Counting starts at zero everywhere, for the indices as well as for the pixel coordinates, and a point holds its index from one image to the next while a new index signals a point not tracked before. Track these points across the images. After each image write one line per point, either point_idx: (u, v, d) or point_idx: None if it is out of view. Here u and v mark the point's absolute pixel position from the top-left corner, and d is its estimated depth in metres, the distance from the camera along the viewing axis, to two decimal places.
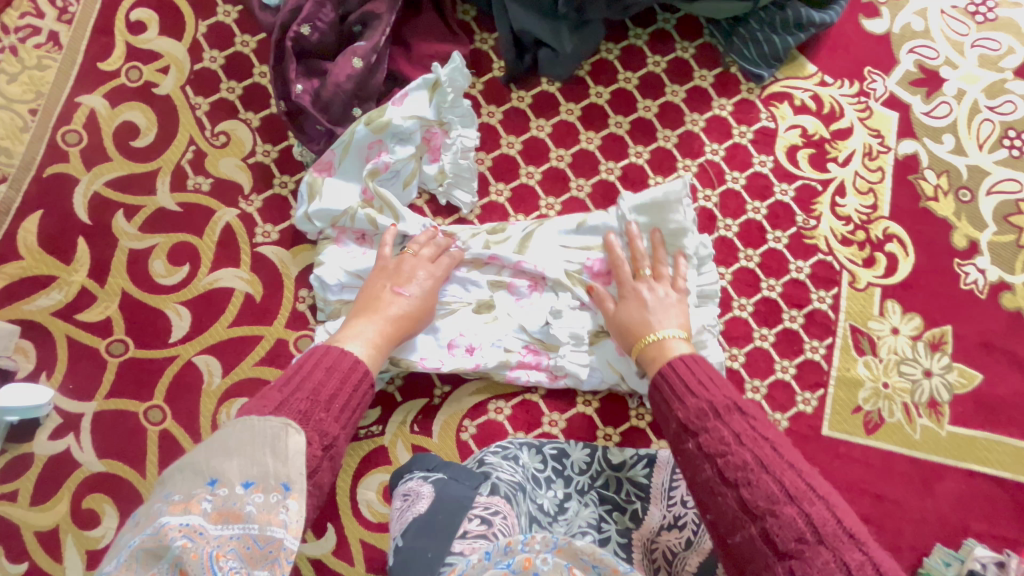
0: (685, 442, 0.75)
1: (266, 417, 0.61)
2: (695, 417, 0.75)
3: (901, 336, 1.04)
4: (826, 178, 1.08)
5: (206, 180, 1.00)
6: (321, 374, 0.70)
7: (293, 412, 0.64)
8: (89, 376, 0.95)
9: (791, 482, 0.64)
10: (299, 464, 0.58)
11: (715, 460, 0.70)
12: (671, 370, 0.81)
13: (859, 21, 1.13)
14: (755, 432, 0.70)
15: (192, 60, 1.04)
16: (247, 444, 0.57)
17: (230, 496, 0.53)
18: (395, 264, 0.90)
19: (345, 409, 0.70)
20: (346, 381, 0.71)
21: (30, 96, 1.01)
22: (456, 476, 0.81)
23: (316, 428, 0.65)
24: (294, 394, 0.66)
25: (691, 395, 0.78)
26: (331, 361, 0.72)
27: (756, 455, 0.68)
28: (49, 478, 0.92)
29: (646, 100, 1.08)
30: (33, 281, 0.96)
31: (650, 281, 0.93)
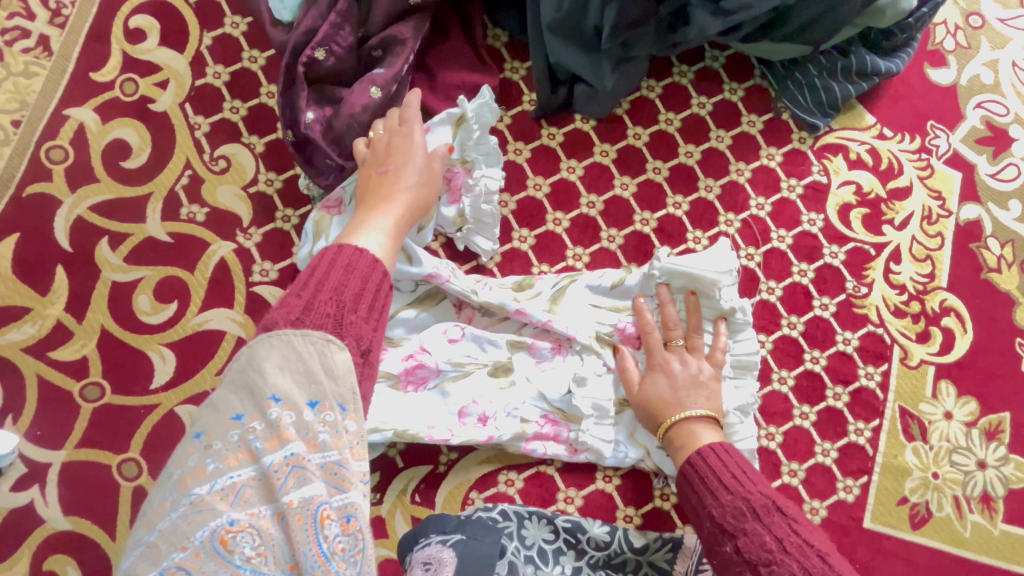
0: (722, 545, 0.70)
1: (304, 330, 0.55)
2: (732, 516, 0.70)
3: (954, 421, 0.95)
4: (880, 242, 0.99)
5: (201, 210, 0.91)
6: (341, 272, 0.59)
7: (321, 322, 0.56)
8: (59, 421, 0.85)
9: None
10: (351, 382, 0.54)
11: (759, 569, 0.65)
12: (702, 459, 0.76)
13: (924, 69, 1.03)
14: (798, 538, 0.66)
15: (194, 75, 0.94)
16: (294, 360, 0.53)
17: (303, 423, 0.51)
18: (385, 144, 0.79)
19: (374, 309, 0.60)
20: (365, 281, 0.60)
21: (14, 105, 0.92)
22: (474, 534, 0.75)
23: (348, 333, 0.57)
24: (317, 296, 0.57)
25: (725, 490, 0.73)
26: (347, 259, 0.61)
27: (803, 567, 0.63)
28: (9, 534, 0.83)
29: (689, 145, 0.99)
30: (4, 312, 0.87)
31: (682, 352, 0.85)
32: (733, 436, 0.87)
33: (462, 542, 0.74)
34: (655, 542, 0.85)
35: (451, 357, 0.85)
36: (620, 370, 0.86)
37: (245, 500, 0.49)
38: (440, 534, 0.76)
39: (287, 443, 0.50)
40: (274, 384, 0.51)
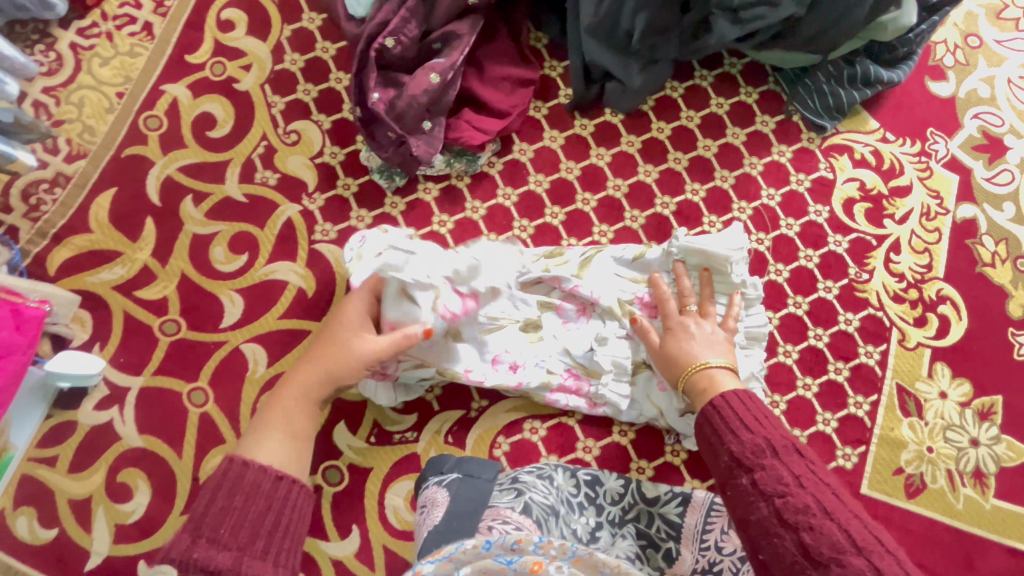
0: (738, 478, 0.67)
1: (152, 570, 0.55)
2: (751, 452, 0.68)
3: (948, 401, 1.02)
4: (882, 234, 1.08)
5: (273, 175, 1.04)
6: (207, 498, 0.59)
7: (177, 557, 0.56)
8: (140, 352, 0.97)
9: (858, 533, 0.58)
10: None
11: (773, 500, 0.63)
12: (723, 402, 0.74)
13: (925, 82, 1.14)
14: (815, 477, 0.64)
15: (274, 61, 1.08)
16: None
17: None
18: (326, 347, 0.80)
19: (246, 529, 0.58)
20: (231, 498, 0.60)
21: (119, 80, 1.06)
22: (470, 473, 0.84)
23: (203, 564, 0.56)
24: (179, 534, 0.58)
25: (746, 429, 0.70)
26: (223, 481, 0.61)
27: (818, 501, 0.61)
28: (89, 448, 0.94)
29: (707, 140, 1.10)
30: (100, 254, 0.99)
31: (695, 316, 0.91)
32: None
33: (456, 482, 0.83)
34: (667, 496, 0.89)
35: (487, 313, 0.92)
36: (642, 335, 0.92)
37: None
38: (437, 475, 0.86)
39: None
40: None
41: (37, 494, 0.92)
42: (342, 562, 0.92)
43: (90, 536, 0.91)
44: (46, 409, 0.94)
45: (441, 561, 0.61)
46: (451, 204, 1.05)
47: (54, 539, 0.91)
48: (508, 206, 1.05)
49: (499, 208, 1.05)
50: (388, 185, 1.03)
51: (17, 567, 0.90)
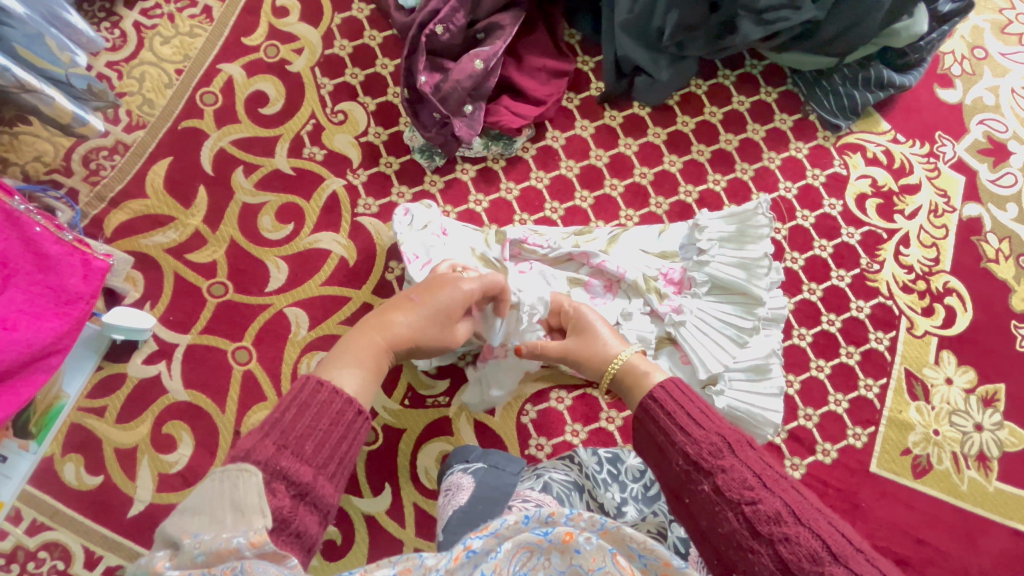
0: (697, 485, 0.60)
1: (225, 464, 0.49)
2: (708, 453, 0.60)
3: (954, 386, 1.07)
4: (892, 228, 1.14)
5: (320, 151, 1.10)
6: (294, 411, 0.53)
7: (255, 461, 0.49)
8: (189, 311, 1.02)
9: (832, 537, 0.53)
10: (261, 505, 0.46)
11: (741, 508, 0.56)
12: (659, 402, 0.65)
13: (934, 89, 1.21)
14: (775, 472, 0.58)
15: (324, 46, 1.15)
16: (204, 502, 0.46)
17: (183, 554, 0.44)
18: (420, 300, 0.73)
19: (324, 448, 0.53)
20: (319, 415, 0.54)
21: (178, 58, 1.12)
22: (496, 464, 0.88)
23: (282, 476, 0.50)
24: (261, 438, 0.51)
25: (697, 425, 0.62)
26: (306, 394, 0.54)
27: (787, 503, 0.55)
28: (137, 399, 0.98)
29: (729, 134, 1.17)
30: (153, 218, 1.05)
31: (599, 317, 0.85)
32: (765, 374, 0.98)
33: (480, 470, 0.86)
34: None
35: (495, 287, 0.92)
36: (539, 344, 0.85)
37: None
38: (463, 463, 0.90)
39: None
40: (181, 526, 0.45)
41: (84, 442, 0.96)
42: (374, 518, 0.96)
43: (134, 484, 0.95)
44: (98, 361, 0.99)
45: (487, 537, 0.58)
46: (487, 184, 1.11)
47: (99, 485, 0.95)
48: (540, 188, 1.11)
49: (531, 190, 1.11)
50: (428, 163, 1.09)
51: (63, 510, 0.93)
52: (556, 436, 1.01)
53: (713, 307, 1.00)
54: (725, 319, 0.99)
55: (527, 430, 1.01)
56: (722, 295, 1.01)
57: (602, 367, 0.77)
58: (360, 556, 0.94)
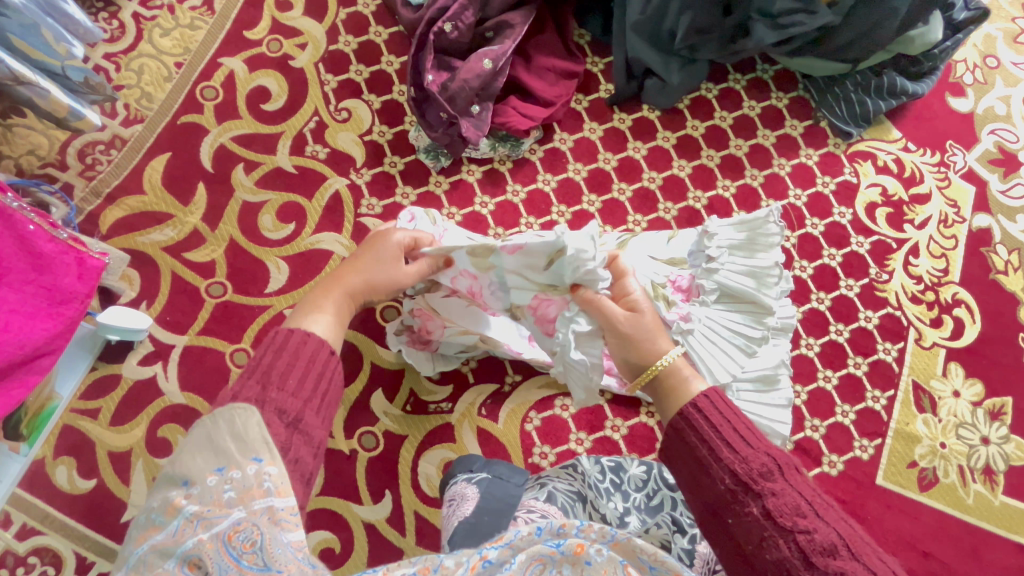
0: (744, 506, 0.56)
1: (217, 408, 0.51)
2: (757, 474, 0.57)
3: (961, 399, 1.06)
4: (902, 237, 1.13)
5: (323, 149, 1.07)
6: (270, 355, 0.55)
7: (245, 399, 0.52)
8: (186, 311, 0.99)
9: (887, 574, 0.51)
10: (265, 436, 0.49)
11: (793, 535, 0.54)
12: (707, 412, 0.62)
13: (945, 97, 1.19)
14: (826, 502, 0.56)
15: (329, 41, 1.12)
16: (204, 437, 0.49)
17: (203, 489, 0.46)
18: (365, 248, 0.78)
19: (308, 383, 0.55)
20: (299, 356, 0.56)
21: (178, 50, 1.09)
22: (499, 474, 0.85)
23: (273, 409, 0.52)
24: (246, 381, 0.53)
25: (745, 444, 0.59)
26: (281, 340, 0.57)
27: (841, 534, 0.53)
28: (131, 401, 0.96)
29: (739, 140, 1.15)
30: (151, 215, 1.02)
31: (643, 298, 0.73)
32: (773, 385, 0.97)
33: (485, 480, 0.84)
34: None
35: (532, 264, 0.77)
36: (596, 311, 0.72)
37: (148, 565, 0.44)
38: (467, 472, 0.88)
39: (190, 509, 0.46)
40: (184, 467, 0.48)
41: (77, 444, 0.94)
42: (374, 525, 0.94)
43: (128, 488, 0.93)
44: (92, 361, 0.96)
45: (501, 547, 0.57)
46: (493, 186, 1.09)
47: (92, 489, 0.92)
48: (547, 191, 1.09)
49: (538, 193, 1.09)
50: (433, 164, 1.07)
51: (54, 514, 0.91)
52: (560, 444, 0.99)
53: (721, 316, 0.97)
54: (734, 329, 0.97)
55: (531, 438, 0.99)
56: (731, 304, 0.99)
57: (641, 364, 0.69)
58: (359, 565, 0.92)
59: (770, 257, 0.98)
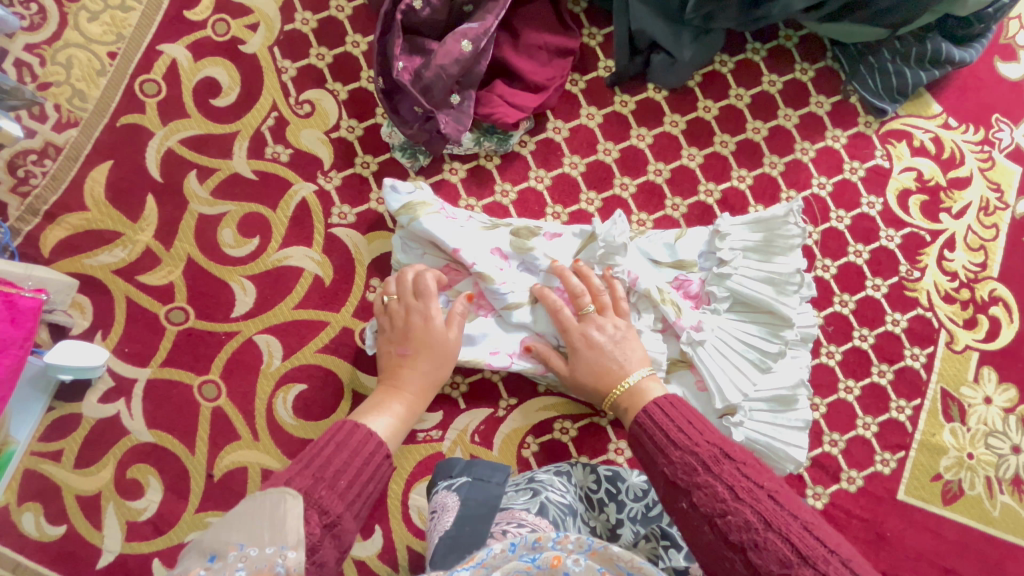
0: (677, 503, 0.59)
1: (265, 490, 0.52)
2: (683, 472, 0.60)
3: (993, 406, 0.98)
4: (937, 229, 1.01)
5: (285, 150, 0.95)
6: (330, 448, 0.59)
7: (294, 487, 0.53)
8: (146, 341, 0.91)
9: (802, 540, 0.50)
10: (298, 531, 0.48)
11: (714, 521, 0.55)
12: (648, 417, 0.66)
13: (994, 63, 1.04)
14: (750, 482, 0.56)
15: (284, 20, 0.97)
16: (244, 514, 0.49)
17: (228, 564, 0.44)
18: (404, 316, 0.80)
19: (353, 486, 0.57)
20: (356, 453, 0.60)
21: (110, 38, 0.94)
22: (480, 475, 0.78)
23: (316, 506, 0.53)
24: (299, 470, 0.56)
25: (674, 446, 0.62)
26: (342, 435, 0.61)
27: (758, 512, 0.53)
28: (96, 442, 0.88)
29: (757, 122, 1.01)
30: (97, 235, 0.91)
31: (596, 318, 0.81)
32: (792, 405, 0.87)
33: (465, 485, 0.76)
34: None
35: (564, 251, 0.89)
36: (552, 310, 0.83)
37: None
38: (447, 479, 0.80)
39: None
40: (215, 540, 0.46)
41: (41, 489, 0.87)
42: (365, 562, 0.89)
43: (101, 533, 0.87)
44: (48, 401, 0.88)
45: (473, 568, 0.54)
46: (479, 186, 0.97)
47: (62, 536, 0.87)
48: (540, 189, 0.97)
49: (530, 192, 0.97)
50: (411, 164, 0.94)
51: (25, 564, 0.86)
52: None
53: (735, 326, 0.88)
54: (748, 342, 0.87)
55: (528, 464, 0.93)
56: (746, 313, 0.88)
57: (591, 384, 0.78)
58: None
59: (791, 254, 0.87)
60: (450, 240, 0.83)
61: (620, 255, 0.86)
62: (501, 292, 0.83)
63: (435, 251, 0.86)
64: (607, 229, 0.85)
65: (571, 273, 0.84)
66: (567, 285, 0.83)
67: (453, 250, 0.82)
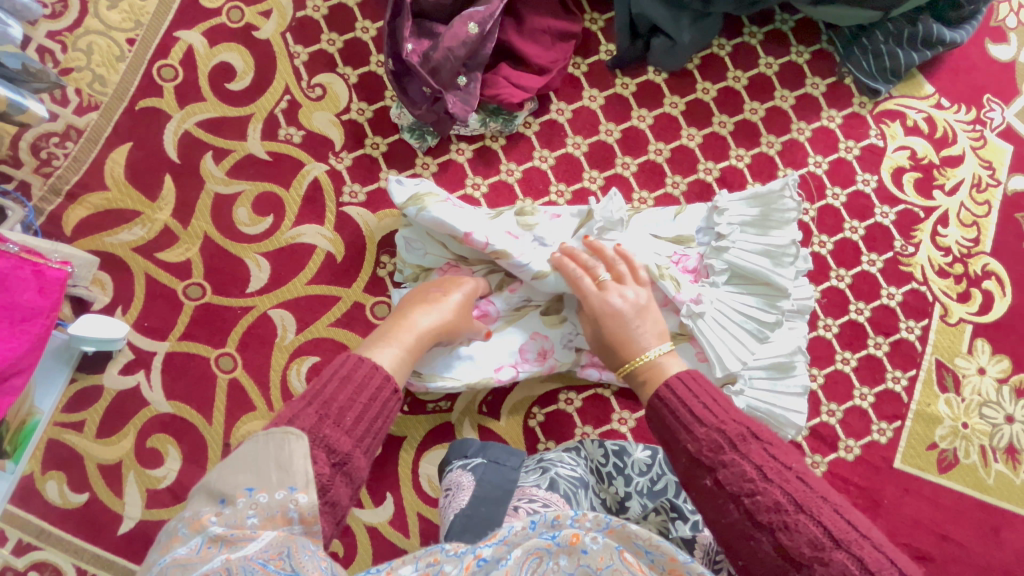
0: (701, 479, 0.59)
1: (271, 428, 0.52)
2: (709, 449, 0.60)
3: (986, 377, 1.01)
4: (930, 206, 1.04)
5: (298, 132, 0.98)
6: (335, 384, 0.57)
7: (299, 426, 0.52)
8: (165, 316, 0.94)
9: (833, 522, 0.53)
10: (305, 472, 0.50)
11: (742, 500, 0.56)
12: (671, 392, 0.65)
13: (985, 44, 1.07)
14: (779, 464, 0.57)
15: (296, 7, 1.00)
16: (252, 455, 0.50)
17: (240, 510, 0.47)
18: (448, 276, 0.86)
19: (363, 422, 0.56)
20: (361, 388, 0.58)
21: (129, 25, 0.98)
22: (496, 458, 0.81)
23: (324, 445, 0.53)
24: (304, 408, 0.55)
25: (699, 423, 0.62)
26: (346, 369, 0.59)
27: (788, 494, 0.55)
28: (117, 413, 0.92)
29: (754, 103, 1.04)
30: (117, 214, 0.95)
31: (617, 286, 0.80)
32: (789, 371, 0.91)
33: (480, 466, 0.79)
34: None
35: (566, 233, 0.91)
36: (571, 281, 0.82)
37: None
38: (462, 458, 0.83)
39: (215, 530, 0.46)
40: (223, 485, 0.49)
41: (64, 457, 0.90)
42: (376, 528, 0.92)
43: (121, 501, 0.90)
44: (70, 373, 0.92)
45: (496, 544, 0.53)
46: (485, 166, 1.00)
47: (85, 504, 0.90)
48: (544, 168, 1.00)
49: (535, 171, 1.00)
50: (419, 144, 0.97)
51: (48, 530, 0.89)
52: (565, 440, 0.96)
53: (733, 298, 0.91)
54: (747, 313, 0.90)
55: (535, 434, 0.96)
56: (745, 285, 0.91)
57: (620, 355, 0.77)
58: (364, 567, 0.91)
59: (788, 227, 0.90)
60: (462, 226, 0.83)
61: (617, 230, 0.89)
62: (524, 263, 0.84)
63: (439, 248, 0.88)
64: (604, 205, 0.88)
65: (581, 250, 0.85)
66: (578, 262, 0.83)
67: (466, 234, 0.82)
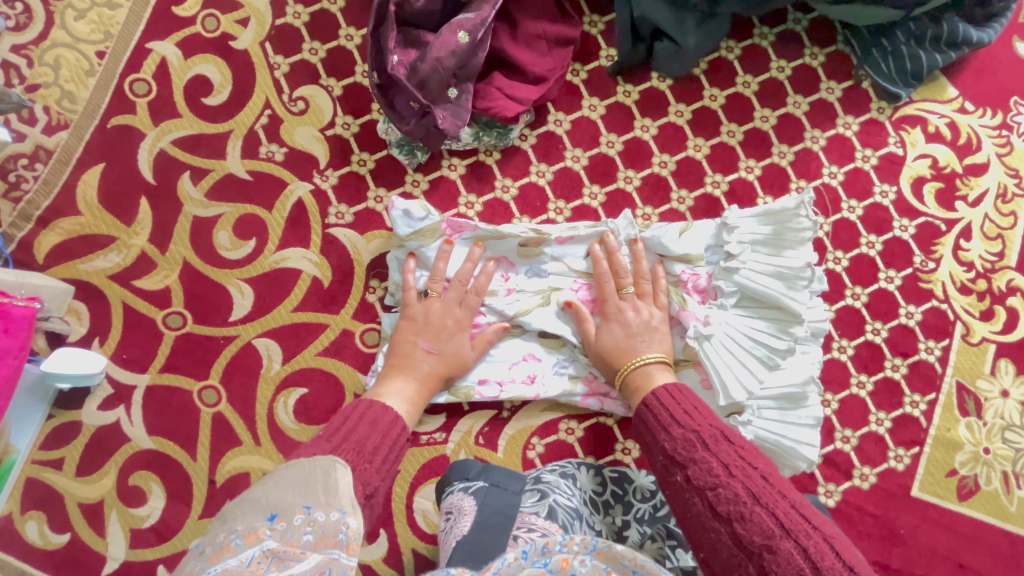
0: (672, 476, 0.61)
1: (315, 456, 0.52)
2: (683, 448, 0.62)
3: (1010, 400, 0.96)
4: (952, 218, 0.98)
5: (280, 150, 0.92)
6: (364, 426, 0.60)
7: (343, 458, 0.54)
8: (145, 347, 0.89)
9: (786, 515, 0.52)
10: (351, 495, 0.48)
11: (705, 494, 0.57)
12: (656, 399, 0.69)
13: (1012, 43, 1.00)
14: (744, 463, 0.58)
15: (275, 14, 0.94)
16: (299, 478, 0.49)
17: (293, 529, 0.44)
18: (423, 315, 0.83)
19: (388, 463, 0.59)
20: (386, 435, 0.61)
21: (98, 36, 0.92)
22: (497, 482, 0.76)
23: (359, 481, 0.55)
24: (338, 445, 0.57)
25: (677, 424, 0.65)
26: (373, 414, 0.62)
27: (747, 486, 0.55)
28: (97, 449, 0.88)
29: (765, 109, 0.98)
30: (91, 240, 0.90)
31: (634, 299, 0.84)
32: (801, 402, 0.86)
33: (483, 489, 0.74)
34: None
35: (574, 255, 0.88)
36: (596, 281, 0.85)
37: None
38: (463, 481, 0.78)
39: (269, 544, 0.43)
40: (272, 503, 0.46)
41: (44, 497, 0.87)
42: (370, 566, 0.89)
43: (105, 541, 0.86)
44: (47, 410, 0.87)
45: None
46: (479, 182, 0.94)
47: (67, 544, 0.86)
48: (542, 184, 0.95)
49: (532, 188, 0.94)
50: (408, 161, 0.92)
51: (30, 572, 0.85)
52: None
53: (744, 323, 0.85)
54: (757, 339, 0.85)
55: (534, 465, 0.91)
56: (754, 308, 0.86)
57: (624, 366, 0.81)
58: None
59: (802, 247, 0.85)
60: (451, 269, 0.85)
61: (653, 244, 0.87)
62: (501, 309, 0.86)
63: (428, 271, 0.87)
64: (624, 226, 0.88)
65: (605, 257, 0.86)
66: (610, 265, 0.86)
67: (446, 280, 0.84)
